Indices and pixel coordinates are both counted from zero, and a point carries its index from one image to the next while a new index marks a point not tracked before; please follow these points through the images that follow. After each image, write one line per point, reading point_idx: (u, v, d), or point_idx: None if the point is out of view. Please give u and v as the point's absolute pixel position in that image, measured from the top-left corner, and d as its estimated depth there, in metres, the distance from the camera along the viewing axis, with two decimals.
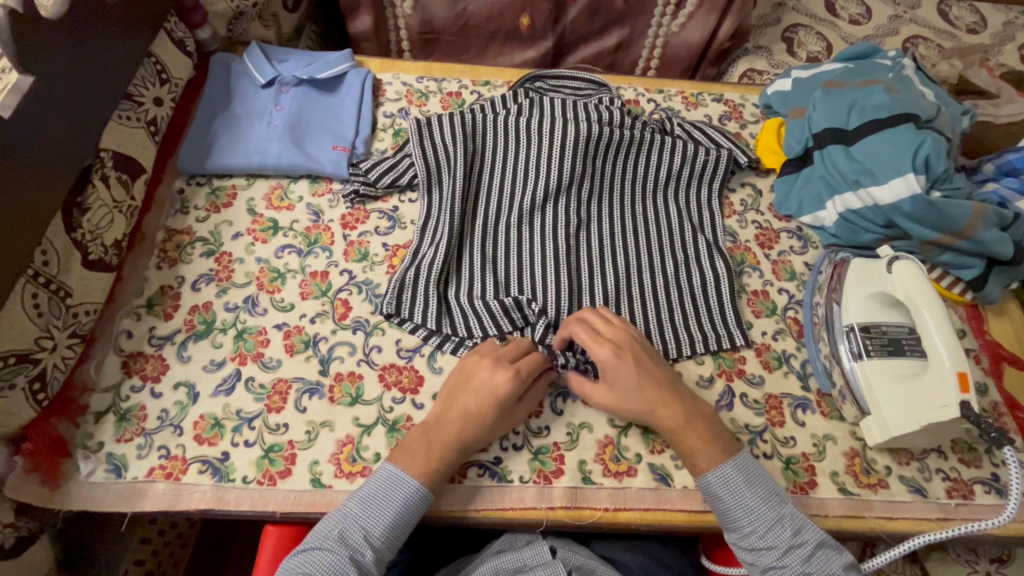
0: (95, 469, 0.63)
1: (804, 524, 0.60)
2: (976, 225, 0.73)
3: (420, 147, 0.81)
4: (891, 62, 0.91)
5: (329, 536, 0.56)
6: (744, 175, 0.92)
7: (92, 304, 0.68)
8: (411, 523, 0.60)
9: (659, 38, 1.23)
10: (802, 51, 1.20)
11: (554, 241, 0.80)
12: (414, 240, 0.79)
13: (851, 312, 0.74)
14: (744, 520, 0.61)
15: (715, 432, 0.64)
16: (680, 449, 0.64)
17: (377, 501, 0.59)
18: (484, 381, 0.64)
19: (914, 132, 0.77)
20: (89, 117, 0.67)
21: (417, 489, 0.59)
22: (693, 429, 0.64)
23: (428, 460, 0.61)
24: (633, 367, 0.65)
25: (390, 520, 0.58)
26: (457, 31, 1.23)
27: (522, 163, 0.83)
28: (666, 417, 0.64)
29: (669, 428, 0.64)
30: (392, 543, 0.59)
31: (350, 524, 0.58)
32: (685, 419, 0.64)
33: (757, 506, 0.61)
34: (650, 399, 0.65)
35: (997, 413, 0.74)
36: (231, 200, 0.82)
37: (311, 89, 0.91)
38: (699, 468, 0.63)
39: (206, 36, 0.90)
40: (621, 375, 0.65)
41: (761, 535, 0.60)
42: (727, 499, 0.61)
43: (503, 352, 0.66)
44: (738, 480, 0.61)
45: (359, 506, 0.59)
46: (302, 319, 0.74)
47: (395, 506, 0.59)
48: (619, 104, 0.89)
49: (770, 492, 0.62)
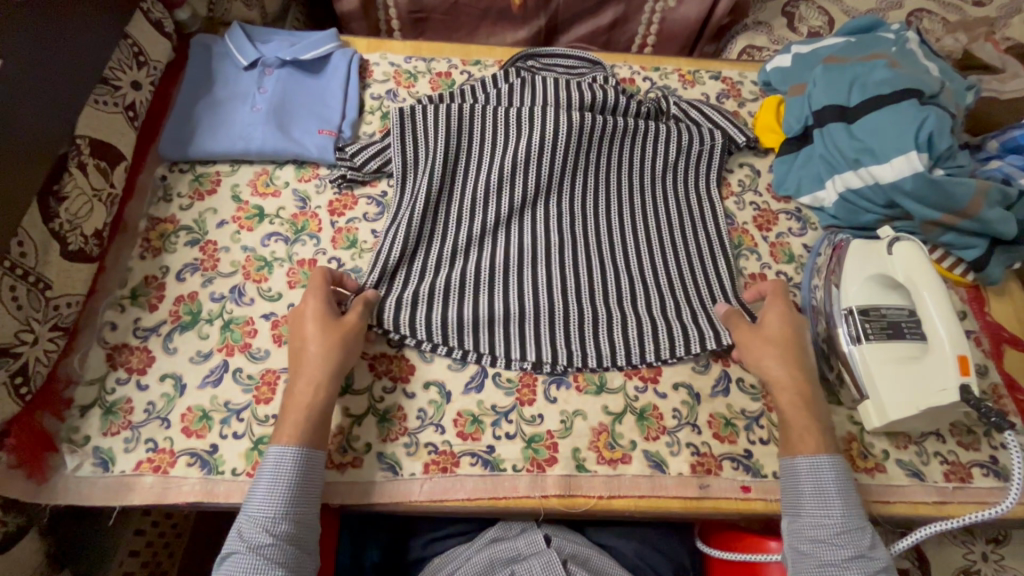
0: (82, 463, 0.62)
1: (877, 541, 0.59)
2: (980, 204, 0.72)
3: (405, 135, 0.79)
4: (895, 35, 0.88)
5: (232, 542, 0.56)
6: (742, 155, 0.90)
7: (73, 296, 0.66)
8: (309, 490, 0.58)
9: (656, 14, 1.19)
10: (803, 25, 1.16)
11: (547, 238, 0.78)
12: (384, 230, 0.76)
13: (851, 295, 0.71)
14: (820, 512, 0.59)
15: (826, 424, 0.64)
16: (788, 421, 0.64)
17: (263, 488, 0.57)
18: (298, 324, 0.66)
19: (917, 108, 0.74)
20: (62, 103, 0.64)
21: (294, 453, 0.58)
22: (806, 409, 0.64)
23: (298, 419, 0.60)
24: (784, 335, 0.68)
25: (276, 498, 0.56)
26: (447, 9, 1.19)
27: (512, 157, 0.79)
28: (798, 380, 0.65)
29: (791, 398, 0.65)
30: (294, 517, 0.57)
31: (244, 521, 0.56)
32: (805, 397, 0.65)
33: (841, 506, 0.59)
34: (802, 354, 0.68)
35: (996, 395, 0.73)
36: (215, 186, 0.80)
37: (295, 71, 0.88)
38: (805, 447, 0.62)
39: (185, 17, 0.87)
40: (784, 330, 0.68)
41: (835, 532, 0.58)
42: (809, 488, 0.61)
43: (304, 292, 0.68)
44: (831, 477, 0.60)
45: (249, 499, 0.57)
46: (289, 308, 0.72)
47: (275, 481, 0.57)
48: (614, 82, 0.87)
49: (855, 502, 0.60)
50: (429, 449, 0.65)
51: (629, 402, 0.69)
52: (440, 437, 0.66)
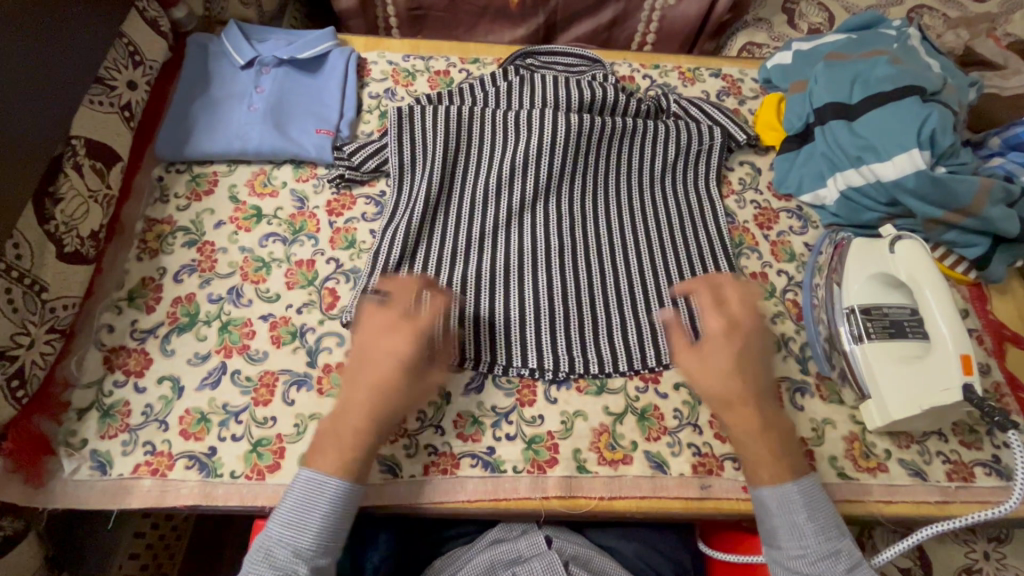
0: (80, 467, 0.62)
1: (858, 563, 0.58)
2: (983, 202, 0.71)
3: (404, 138, 0.79)
4: (896, 32, 0.88)
5: (255, 565, 0.54)
6: (743, 153, 0.89)
7: (70, 298, 0.65)
8: (345, 523, 0.58)
9: (656, 11, 1.18)
10: (803, 22, 1.15)
11: (548, 242, 0.77)
12: (383, 229, 0.76)
13: (853, 293, 0.71)
14: (795, 543, 0.58)
15: (786, 449, 0.61)
16: (743, 453, 0.61)
17: (300, 514, 0.56)
18: (382, 348, 0.61)
19: (920, 105, 0.74)
20: (57, 104, 0.64)
21: (338, 485, 0.57)
22: (765, 437, 0.61)
23: (345, 450, 0.58)
24: (728, 361, 0.62)
25: (319, 530, 0.56)
26: (445, 7, 1.18)
27: (513, 160, 0.79)
28: (749, 411, 0.61)
29: (749, 427, 0.61)
30: (329, 548, 0.56)
31: (275, 545, 0.55)
32: (762, 425, 0.61)
33: (814, 533, 0.58)
34: (752, 376, 0.63)
35: (998, 393, 0.72)
36: (212, 187, 0.79)
37: (292, 70, 0.88)
38: (761, 478, 0.60)
39: (181, 16, 0.86)
40: (722, 354, 0.63)
41: (811, 562, 0.57)
42: (781, 518, 0.59)
43: (400, 313, 0.63)
44: (799, 503, 0.59)
45: (281, 523, 0.56)
46: (288, 309, 0.72)
47: (321, 511, 0.56)
48: (613, 81, 0.86)
49: (831, 524, 0.59)
50: (429, 451, 0.65)
51: (629, 402, 0.69)
52: (441, 438, 0.66)
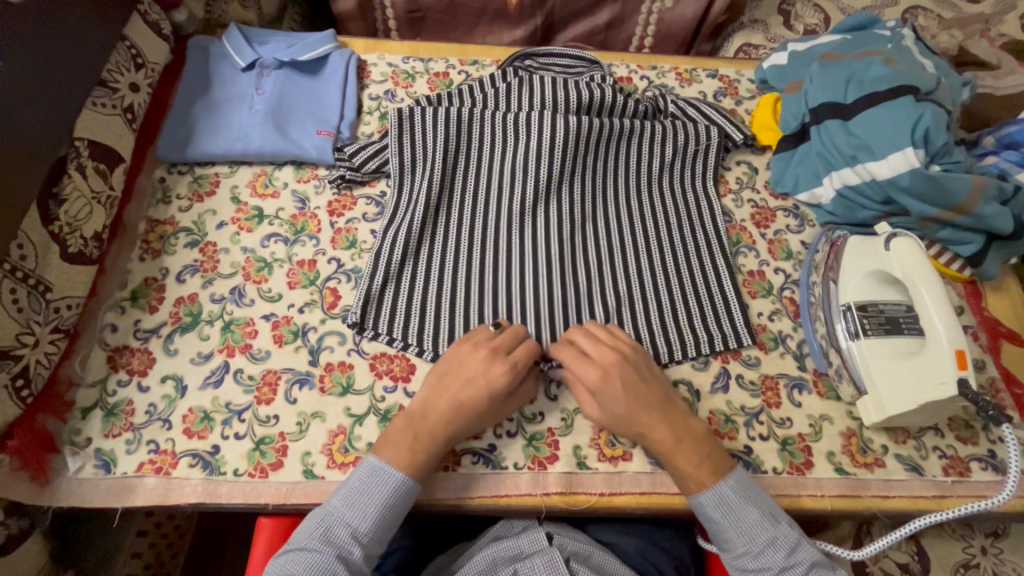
0: (84, 465, 0.62)
1: (799, 543, 0.58)
2: (976, 200, 0.72)
3: (405, 146, 0.79)
4: (890, 32, 0.89)
5: (312, 536, 0.56)
6: (740, 153, 0.90)
7: (74, 298, 0.66)
8: (400, 518, 0.59)
9: (653, 14, 1.19)
10: (800, 23, 1.16)
11: (547, 247, 0.77)
12: (385, 230, 0.76)
13: (848, 291, 0.72)
14: (737, 541, 0.59)
15: (707, 452, 0.62)
16: (673, 471, 0.62)
17: (363, 496, 0.58)
18: (472, 371, 0.63)
19: (913, 104, 0.75)
20: (61, 106, 0.65)
21: (401, 480, 0.59)
22: (682, 448, 0.62)
23: (404, 449, 0.60)
24: (621, 393, 0.63)
25: (374, 515, 0.57)
26: (444, 9, 1.19)
27: (515, 167, 0.80)
28: (660, 432, 0.62)
29: (664, 445, 0.62)
30: (381, 539, 0.58)
31: (336, 521, 0.57)
32: (675, 440, 0.62)
33: (750, 526, 0.59)
34: (649, 398, 0.63)
35: (994, 389, 0.73)
36: (214, 187, 0.80)
37: (293, 72, 0.88)
38: (693, 486, 0.61)
39: (182, 18, 0.87)
40: (611, 399, 0.63)
41: (754, 557, 0.58)
42: (718, 520, 0.60)
43: (499, 344, 0.65)
44: (730, 497, 0.59)
45: (345, 502, 0.58)
46: (290, 308, 0.72)
47: (379, 498, 0.58)
48: (611, 81, 0.87)
49: (765, 511, 0.60)
50: None
51: None
52: None
